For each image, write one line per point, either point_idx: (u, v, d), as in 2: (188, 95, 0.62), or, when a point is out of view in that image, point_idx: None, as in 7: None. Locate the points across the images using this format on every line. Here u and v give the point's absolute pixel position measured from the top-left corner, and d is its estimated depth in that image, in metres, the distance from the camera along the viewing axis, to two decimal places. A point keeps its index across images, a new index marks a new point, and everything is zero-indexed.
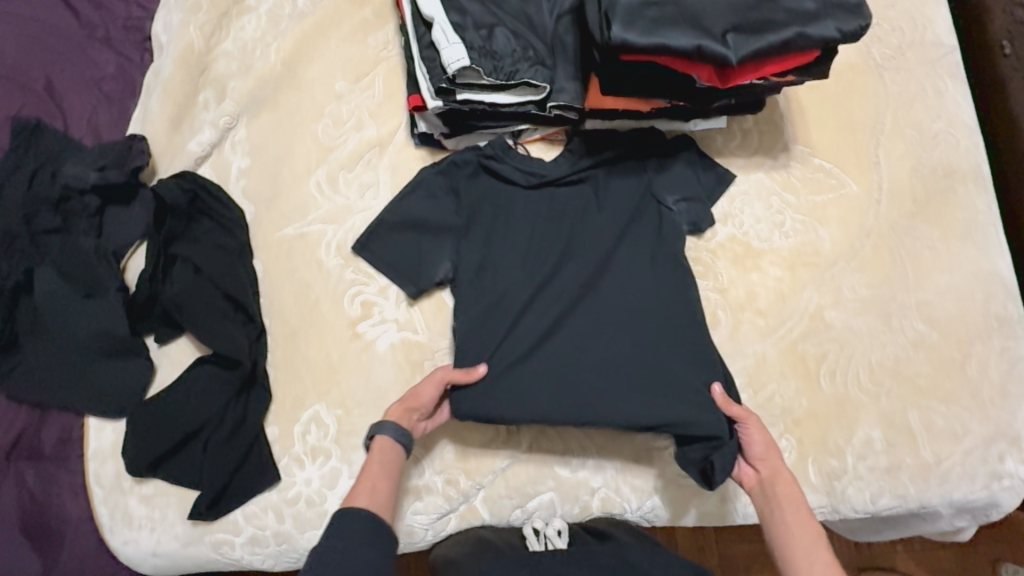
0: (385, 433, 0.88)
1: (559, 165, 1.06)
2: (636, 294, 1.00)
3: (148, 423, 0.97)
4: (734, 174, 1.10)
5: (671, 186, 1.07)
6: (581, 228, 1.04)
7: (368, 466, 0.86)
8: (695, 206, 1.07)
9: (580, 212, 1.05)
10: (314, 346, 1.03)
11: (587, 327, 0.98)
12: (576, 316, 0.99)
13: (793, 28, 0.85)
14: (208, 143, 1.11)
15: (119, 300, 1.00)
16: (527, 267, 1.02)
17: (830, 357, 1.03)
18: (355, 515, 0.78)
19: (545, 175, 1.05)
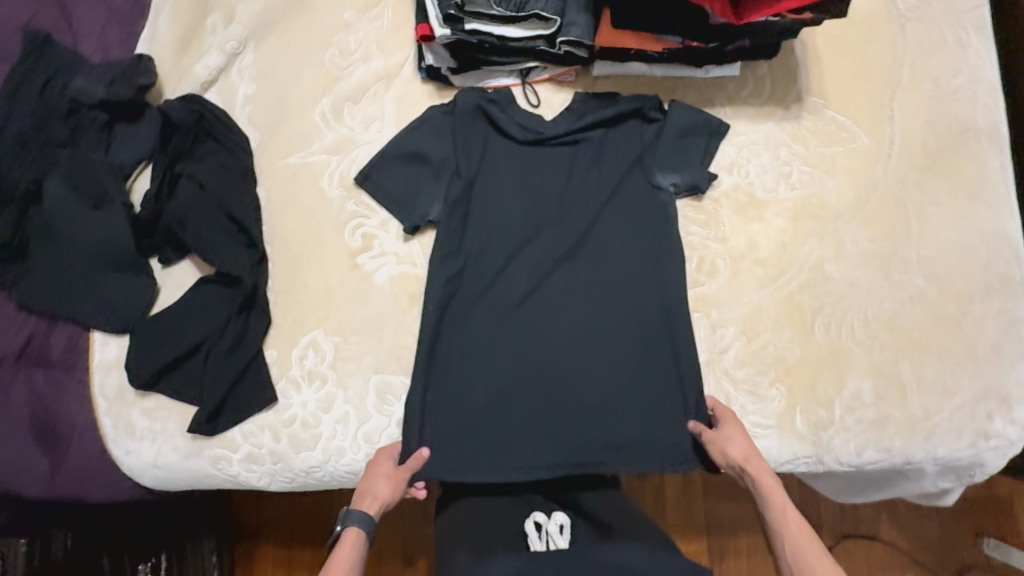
0: (351, 524, 0.90)
1: (557, 124, 1.06)
2: (632, 249, 1.05)
3: (149, 337, 0.99)
4: (729, 127, 1.08)
5: (668, 151, 1.05)
6: (576, 182, 1.06)
7: (336, 564, 0.85)
8: (696, 162, 1.05)
9: (573, 170, 1.07)
10: (314, 273, 1.05)
11: (588, 299, 1.04)
12: (577, 284, 1.04)
13: None
14: (214, 67, 1.10)
15: (124, 213, 1.01)
16: (521, 216, 1.06)
17: (827, 309, 1.02)
18: None
19: (541, 133, 1.06)
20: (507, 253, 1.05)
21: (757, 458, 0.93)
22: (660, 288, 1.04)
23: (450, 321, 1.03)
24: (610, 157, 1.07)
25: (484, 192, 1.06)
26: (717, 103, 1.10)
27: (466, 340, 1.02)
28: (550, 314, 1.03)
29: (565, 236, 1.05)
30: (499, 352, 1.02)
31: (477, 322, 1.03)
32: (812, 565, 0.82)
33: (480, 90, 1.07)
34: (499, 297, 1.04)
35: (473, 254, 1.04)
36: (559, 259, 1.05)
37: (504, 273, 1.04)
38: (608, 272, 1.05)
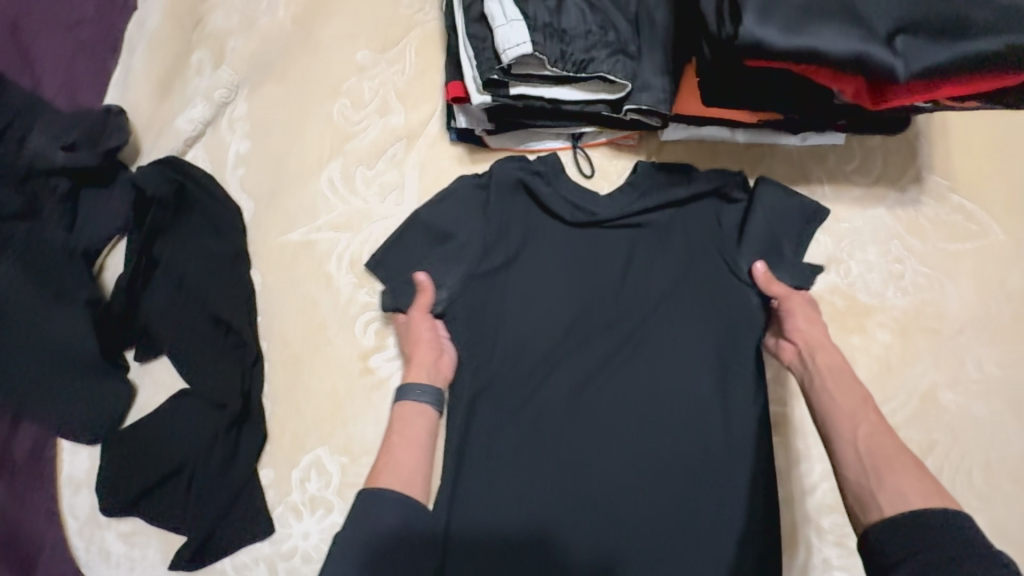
0: (406, 398, 0.76)
1: (614, 202, 0.84)
2: (715, 363, 0.82)
3: (124, 455, 0.82)
4: (828, 211, 0.87)
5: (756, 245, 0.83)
6: (636, 277, 0.84)
7: (391, 437, 0.74)
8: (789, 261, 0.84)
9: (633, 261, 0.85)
10: (318, 378, 0.88)
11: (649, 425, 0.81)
12: (637, 407, 0.81)
13: (999, 38, 0.59)
14: (200, 119, 0.90)
15: (88, 313, 0.83)
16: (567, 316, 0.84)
17: (940, 449, 0.83)
18: (379, 496, 0.67)
19: (596, 214, 0.84)
20: (541, 365, 0.82)
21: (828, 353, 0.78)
22: (751, 414, 0.81)
23: (476, 445, 0.79)
24: (683, 242, 0.85)
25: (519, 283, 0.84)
26: (814, 179, 0.89)
27: (494, 477, 0.78)
28: (597, 442, 0.80)
29: (622, 343, 0.83)
30: (535, 496, 0.78)
31: (507, 456, 0.79)
32: (891, 454, 0.64)
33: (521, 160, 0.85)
34: (529, 420, 0.80)
35: (498, 363, 0.81)
36: (610, 372, 0.82)
37: (538, 390, 0.81)
38: (688, 393, 0.81)
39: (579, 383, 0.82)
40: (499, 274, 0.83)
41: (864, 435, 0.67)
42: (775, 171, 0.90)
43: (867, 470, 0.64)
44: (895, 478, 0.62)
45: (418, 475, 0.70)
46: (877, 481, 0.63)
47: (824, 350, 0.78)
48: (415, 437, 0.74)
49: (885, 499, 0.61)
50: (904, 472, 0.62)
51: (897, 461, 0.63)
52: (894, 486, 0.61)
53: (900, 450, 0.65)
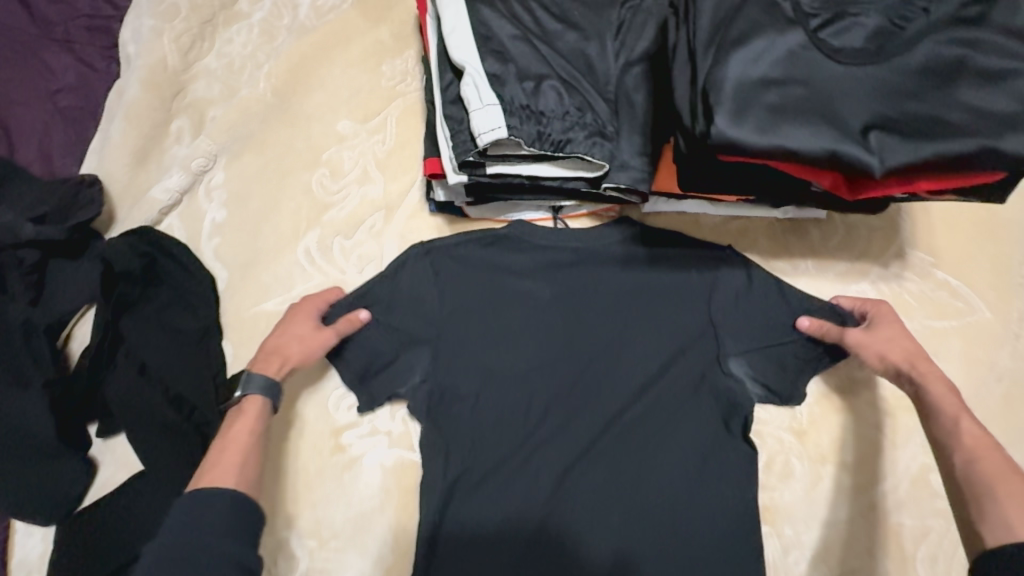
0: (251, 392, 0.74)
1: (585, 289, 0.85)
2: (698, 445, 0.81)
3: (80, 543, 0.78)
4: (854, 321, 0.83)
5: (735, 335, 0.83)
6: (616, 367, 0.83)
7: (232, 428, 0.72)
8: (765, 355, 0.83)
9: (612, 349, 0.84)
10: (289, 456, 0.85)
11: (626, 509, 0.79)
12: (618, 494, 0.79)
13: (973, 138, 0.58)
14: (177, 189, 0.90)
15: (43, 399, 0.78)
16: (543, 401, 0.82)
17: (932, 536, 0.81)
18: (214, 492, 0.61)
19: (564, 301, 0.85)
20: (518, 452, 0.81)
21: (925, 362, 0.75)
22: (734, 501, 0.80)
23: (454, 533, 0.78)
24: (658, 321, 0.84)
25: (494, 367, 0.82)
26: (797, 255, 0.89)
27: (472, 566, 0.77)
28: (579, 529, 0.78)
29: (600, 423, 0.82)
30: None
31: (485, 546, 0.77)
32: (1005, 487, 0.60)
33: (492, 253, 0.86)
34: (509, 507, 0.79)
35: (475, 446, 0.80)
36: (591, 457, 0.81)
37: (518, 477, 0.80)
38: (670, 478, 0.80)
39: (567, 469, 0.80)
40: (478, 353, 0.82)
41: (966, 452, 0.65)
42: (756, 244, 0.89)
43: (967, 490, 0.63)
44: (996, 507, 0.59)
45: (243, 468, 0.67)
46: (979, 510, 0.61)
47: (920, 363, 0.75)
48: (240, 431, 0.71)
49: (988, 532, 0.59)
50: (1008, 504, 0.59)
51: (1007, 492, 0.60)
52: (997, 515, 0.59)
53: (1007, 478, 0.61)
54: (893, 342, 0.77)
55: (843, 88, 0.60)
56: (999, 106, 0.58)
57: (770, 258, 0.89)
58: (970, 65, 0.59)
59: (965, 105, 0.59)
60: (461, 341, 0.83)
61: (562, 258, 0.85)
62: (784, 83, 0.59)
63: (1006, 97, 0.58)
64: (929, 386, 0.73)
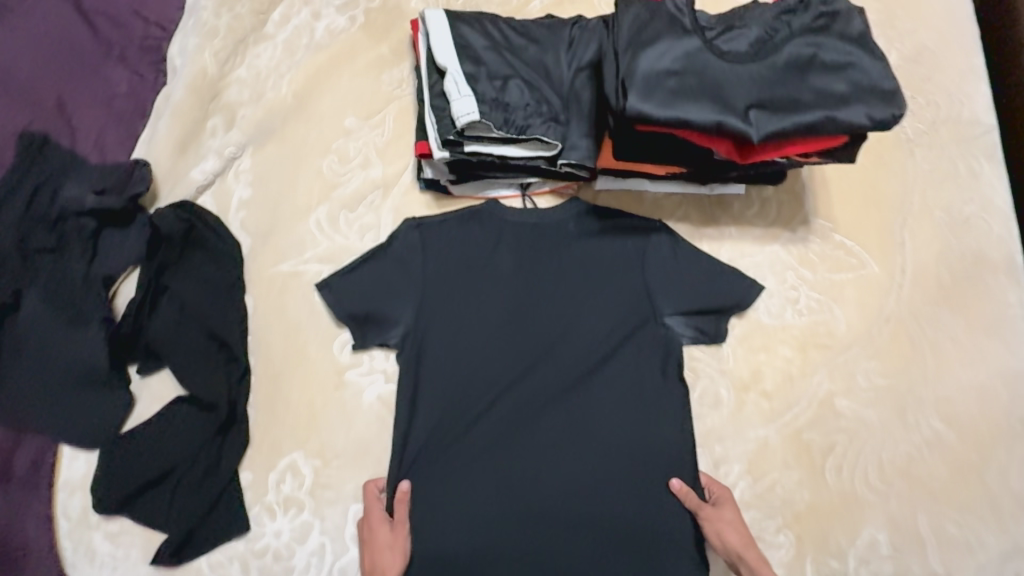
0: None
1: (549, 256, 1.02)
2: (641, 378, 0.98)
3: (121, 459, 0.94)
4: (762, 288, 1.02)
5: (671, 293, 1.00)
6: (573, 319, 1.00)
7: None
8: (699, 304, 1.00)
9: (571, 304, 1.00)
10: (298, 390, 1.00)
11: (576, 438, 0.96)
12: (573, 428, 0.96)
13: (820, 110, 0.78)
14: (211, 171, 1.09)
15: (101, 333, 0.97)
16: (513, 346, 0.99)
17: (838, 449, 0.96)
18: None
19: (532, 266, 1.02)
20: (490, 390, 0.98)
21: (756, 550, 0.88)
22: (667, 423, 0.97)
23: (441, 452, 0.95)
24: (609, 283, 1.01)
25: (475, 317, 0.99)
26: (722, 223, 1.08)
27: (444, 483, 0.94)
28: (540, 458, 0.95)
29: (558, 370, 0.98)
30: (479, 497, 0.93)
31: (454, 467, 0.94)
32: None
33: (473, 221, 1.03)
34: (485, 433, 0.96)
35: (457, 383, 0.98)
36: (551, 398, 0.97)
37: (495, 410, 0.97)
38: (615, 406, 0.97)
39: (537, 401, 0.97)
40: (461, 308, 0.99)
41: None
42: (688, 216, 1.09)
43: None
44: None
45: None
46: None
47: (752, 551, 0.88)
48: None
49: None
50: None
51: None
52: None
53: None
54: (730, 527, 0.90)
55: (729, 77, 0.81)
56: (840, 89, 0.79)
57: (700, 227, 1.08)
58: (819, 61, 0.81)
59: (814, 88, 0.79)
60: (448, 298, 1.00)
61: (528, 228, 1.03)
62: (681, 74, 0.80)
63: (841, 81, 0.79)
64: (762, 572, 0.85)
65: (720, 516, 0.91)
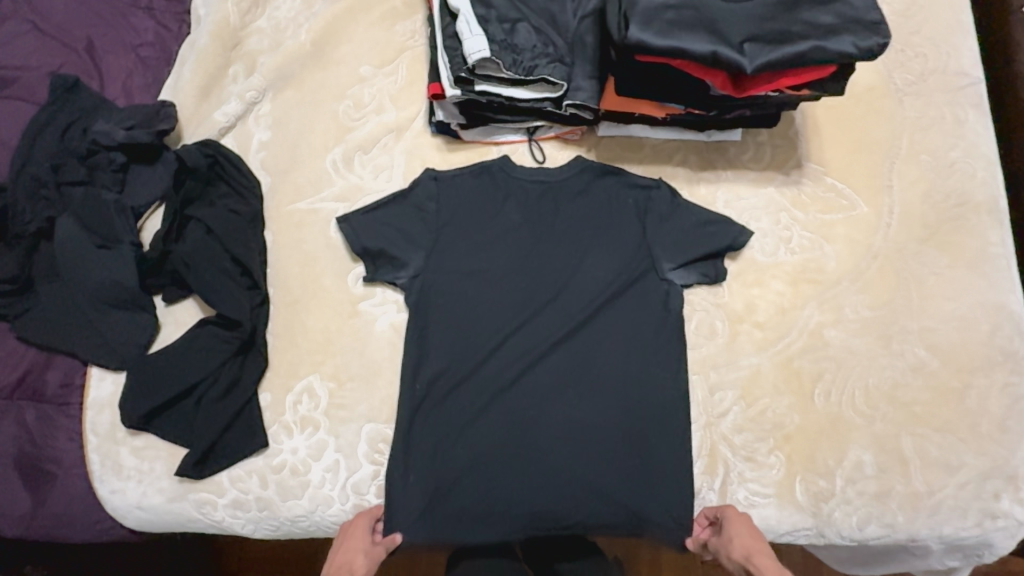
0: None
1: (555, 209, 1.08)
2: (641, 321, 1.04)
3: (148, 375, 1.00)
4: (750, 233, 1.06)
5: (668, 242, 1.05)
6: (575, 266, 1.06)
7: None
8: (699, 243, 1.04)
9: (574, 254, 1.07)
10: (315, 317, 1.06)
11: (576, 379, 1.03)
12: (575, 368, 1.03)
13: (809, 41, 0.83)
14: (232, 114, 1.14)
15: (131, 252, 1.02)
16: (520, 291, 1.06)
17: (827, 376, 1.01)
18: None
19: (539, 220, 1.08)
20: (497, 332, 1.04)
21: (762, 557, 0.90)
22: (663, 354, 1.03)
23: (455, 389, 1.02)
24: (611, 234, 1.07)
25: (485, 263, 1.06)
26: (719, 166, 1.13)
27: (450, 420, 1.01)
28: (544, 396, 1.02)
29: (562, 318, 1.05)
30: (486, 433, 1.00)
31: (461, 403, 1.02)
32: None
33: (483, 166, 1.10)
34: (493, 371, 1.03)
35: (468, 324, 1.04)
36: (555, 344, 1.04)
37: (503, 351, 1.04)
38: (614, 346, 1.03)
39: (544, 343, 1.04)
40: (473, 256, 1.06)
41: None
42: (688, 161, 1.14)
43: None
44: None
45: None
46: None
47: (757, 560, 0.90)
48: None
49: None
50: None
51: None
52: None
53: None
54: (741, 542, 0.92)
55: (723, 12, 0.85)
56: (827, 22, 0.84)
57: (699, 171, 1.13)
58: None
59: (803, 20, 0.84)
60: (461, 247, 1.07)
61: (537, 183, 1.09)
62: (679, 6, 0.84)
63: (829, 14, 0.84)
64: None
65: (724, 531, 0.94)
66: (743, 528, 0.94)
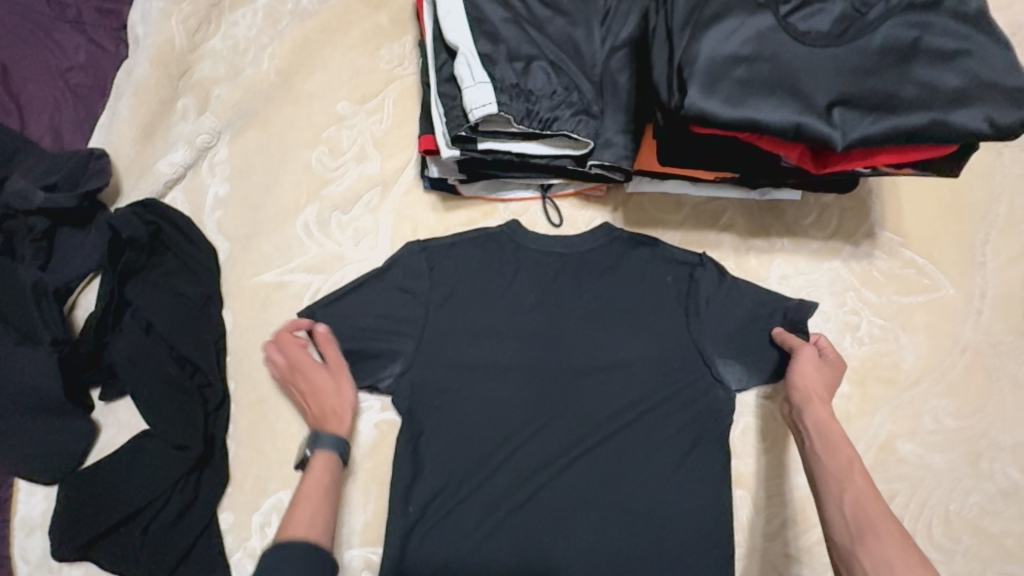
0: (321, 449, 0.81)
1: (578, 289, 0.89)
2: (684, 429, 0.85)
3: (77, 502, 0.81)
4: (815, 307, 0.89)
5: (714, 335, 0.86)
6: (599, 357, 0.87)
7: (307, 486, 0.78)
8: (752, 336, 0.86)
9: (599, 343, 0.87)
10: (284, 419, 0.88)
11: (604, 498, 0.83)
12: (596, 487, 0.83)
13: (926, 112, 0.63)
14: (181, 163, 0.93)
15: (52, 359, 0.82)
16: (528, 385, 0.86)
17: (899, 499, 0.85)
18: (291, 549, 0.69)
19: (557, 300, 0.88)
20: (503, 440, 0.85)
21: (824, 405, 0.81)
22: (710, 476, 0.84)
23: (451, 513, 0.83)
24: (646, 317, 0.87)
25: (489, 353, 0.86)
26: (774, 233, 0.93)
27: (445, 553, 0.82)
28: (561, 522, 0.83)
29: (582, 422, 0.85)
30: (488, 565, 0.81)
31: (460, 526, 0.82)
32: (890, 556, 0.64)
33: (488, 232, 0.90)
34: (498, 488, 0.84)
35: (469, 429, 0.85)
36: (574, 453, 0.84)
37: (510, 465, 0.84)
38: (652, 461, 0.84)
39: (560, 454, 0.85)
40: (475, 347, 0.86)
41: (844, 537, 0.68)
42: (734, 225, 0.94)
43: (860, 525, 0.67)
44: (881, 543, 0.65)
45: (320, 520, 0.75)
46: (864, 544, 0.66)
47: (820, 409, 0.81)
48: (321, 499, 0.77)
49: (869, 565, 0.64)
50: (890, 540, 0.65)
51: (887, 532, 0.66)
52: (879, 551, 0.65)
53: (887, 519, 0.67)
54: (808, 378, 0.82)
55: (812, 67, 0.64)
56: (950, 84, 0.64)
57: (749, 238, 0.93)
58: (924, 46, 0.64)
59: (918, 83, 0.64)
60: (457, 333, 0.86)
61: (556, 257, 0.89)
62: (752, 60, 0.64)
63: (952, 75, 0.64)
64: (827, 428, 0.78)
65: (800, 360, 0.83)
66: (822, 371, 0.84)
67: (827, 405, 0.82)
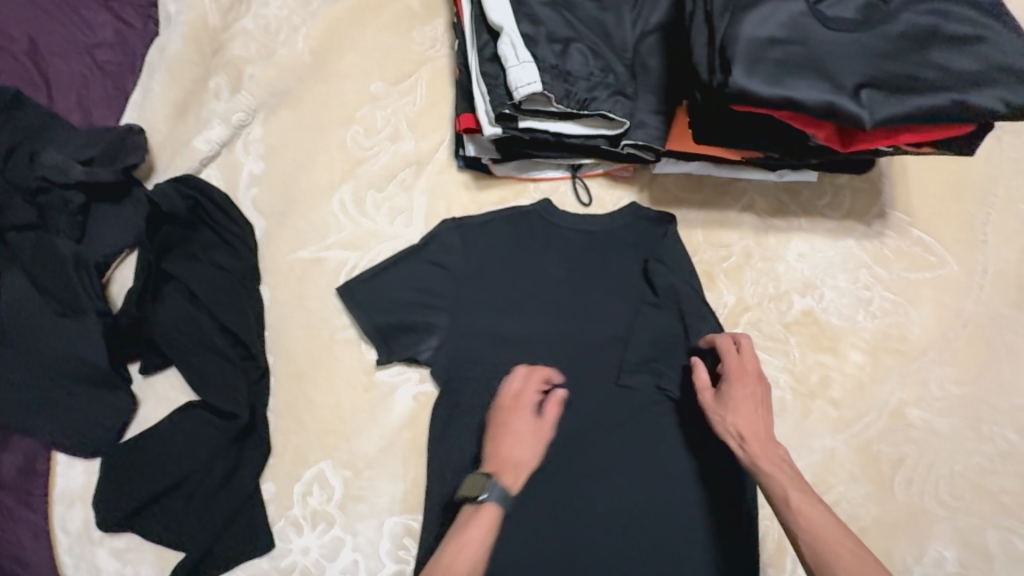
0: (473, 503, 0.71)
1: (609, 265, 0.92)
2: None
3: (122, 470, 0.83)
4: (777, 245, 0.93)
5: None
6: (629, 330, 0.90)
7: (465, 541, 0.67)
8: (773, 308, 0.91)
9: (629, 317, 0.91)
10: (323, 392, 0.90)
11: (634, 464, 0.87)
12: (628, 453, 0.87)
13: (947, 94, 0.68)
14: (217, 140, 0.94)
15: (96, 327, 0.83)
16: (561, 356, 0.90)
17: (908, 462, 0.90)
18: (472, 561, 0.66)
19: (588, 275, 0.92)
20: None
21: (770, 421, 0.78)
22: None
23: None
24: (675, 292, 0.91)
25: (523, 326, 0.90)
26: (791, 213, 0.98)
27: None
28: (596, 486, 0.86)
29: (613, 391, 0.89)
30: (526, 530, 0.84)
31: None
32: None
33: (522, 209, 0.93)
34: None
35: None
36: (606, 420, 0.88)
37: None
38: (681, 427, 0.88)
39: (594, 422, 0.88)
40: (511, 321, 0.89)
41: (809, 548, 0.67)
42: (753, 205, 0.99)
43: (812, 553, 0.67)
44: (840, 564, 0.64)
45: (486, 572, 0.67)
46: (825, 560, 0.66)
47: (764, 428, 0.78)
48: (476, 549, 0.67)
49: None
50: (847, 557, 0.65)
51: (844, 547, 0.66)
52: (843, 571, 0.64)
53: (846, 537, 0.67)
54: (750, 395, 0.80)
55: (842, 51, 0.68)
56: (967, 68, 0.69)
57: (768, 218, 0.98)
58: (943, 33, 0.69)
59: (939, 66, 0.68)
60: (493, 307, 0.89)
61: (587, 234, 0.92)
62: (788, 43, 0.68)
63: (969, 60, 0.69)
64: (771, 450, 0.76)
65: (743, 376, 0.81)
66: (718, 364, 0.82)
67: (759, 408, 0.80)
